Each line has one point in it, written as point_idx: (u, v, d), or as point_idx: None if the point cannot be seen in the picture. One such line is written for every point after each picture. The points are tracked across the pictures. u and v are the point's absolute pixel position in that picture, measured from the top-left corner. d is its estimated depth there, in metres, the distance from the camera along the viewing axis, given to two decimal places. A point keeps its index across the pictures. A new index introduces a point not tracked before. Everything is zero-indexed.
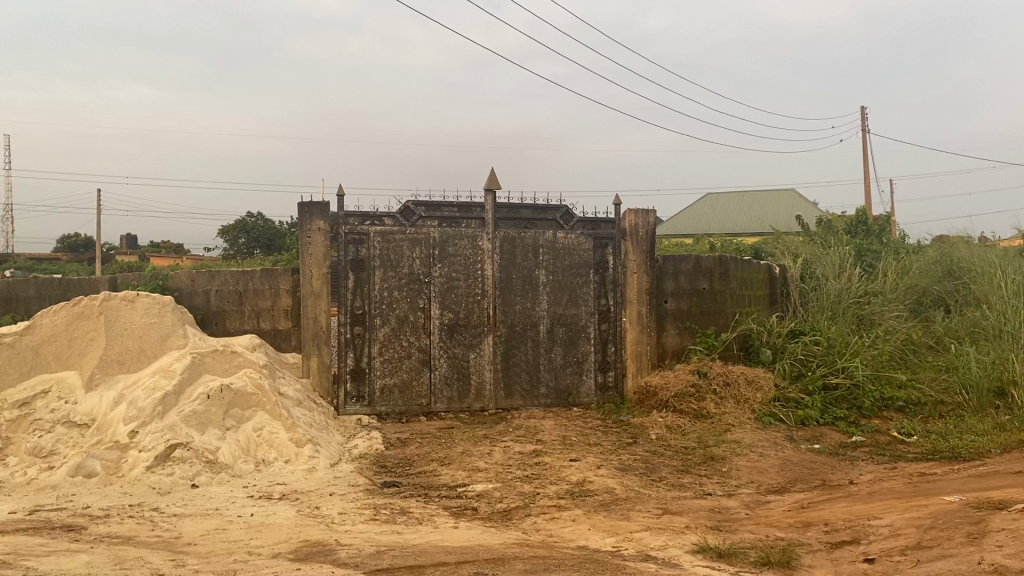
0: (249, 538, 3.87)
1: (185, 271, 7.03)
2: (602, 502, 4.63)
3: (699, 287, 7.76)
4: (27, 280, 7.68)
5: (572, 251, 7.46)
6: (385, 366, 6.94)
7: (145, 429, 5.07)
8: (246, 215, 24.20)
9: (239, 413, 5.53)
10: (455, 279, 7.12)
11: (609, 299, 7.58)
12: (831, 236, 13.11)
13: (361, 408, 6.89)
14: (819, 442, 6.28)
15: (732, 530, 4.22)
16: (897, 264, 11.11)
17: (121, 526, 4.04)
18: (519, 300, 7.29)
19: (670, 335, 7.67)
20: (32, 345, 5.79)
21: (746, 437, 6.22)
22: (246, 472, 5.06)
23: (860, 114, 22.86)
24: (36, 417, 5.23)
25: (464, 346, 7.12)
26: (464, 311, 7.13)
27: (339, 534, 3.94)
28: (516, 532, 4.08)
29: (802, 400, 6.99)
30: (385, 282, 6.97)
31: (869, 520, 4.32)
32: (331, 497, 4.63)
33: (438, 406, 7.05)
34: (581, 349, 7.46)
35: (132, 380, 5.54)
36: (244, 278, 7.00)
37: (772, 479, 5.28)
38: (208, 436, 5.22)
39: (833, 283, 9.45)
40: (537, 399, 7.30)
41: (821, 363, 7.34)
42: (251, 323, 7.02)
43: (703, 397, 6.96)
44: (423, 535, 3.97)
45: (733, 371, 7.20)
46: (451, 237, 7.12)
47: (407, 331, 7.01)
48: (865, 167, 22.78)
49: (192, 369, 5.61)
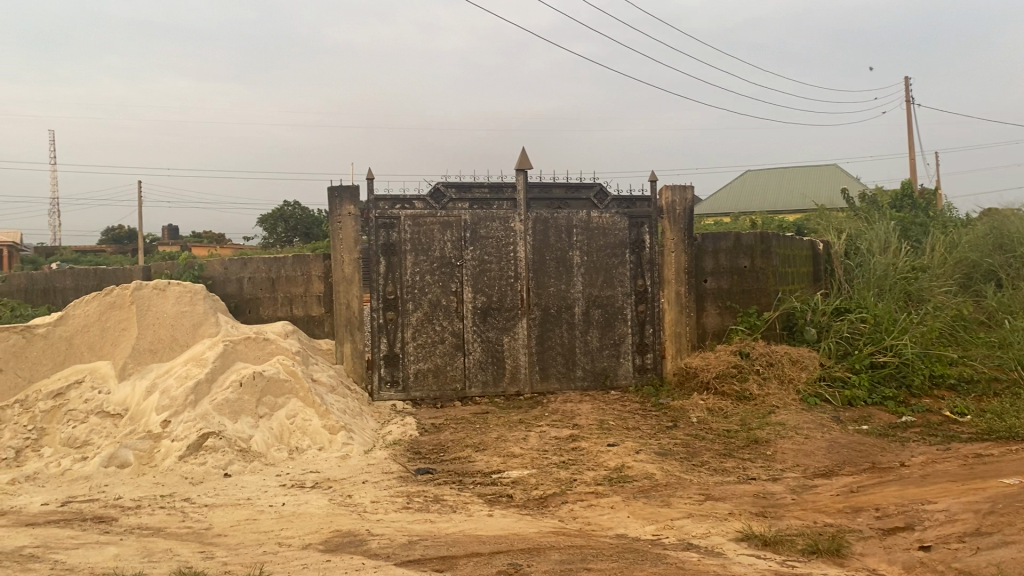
0: (279, 529, 3.80)
1: (218, 260, 7.01)
2: (641, 488, 4.48)
3: (739, 265, 7.52)
4: (64, 272, 7.75)
5: (606, 230, 7.26)
6: (419, 351, 6.85)
7: (177, 418, 5.04)
8: (285, 203, 24.09)
9: (272, 400, 5.47)
10: (487, 262, 6.99)
11: (646, 279, 7.37)
12: (877, 210, 12.76)
13: (396, 394, 6.81)
14: (868, 423, 6.05)
15: (777, 517, 4.05)
16: (945, 239, 10.75)
17: (151, 517, 3.99)
18: (554, 283, 7.14)
19: (710, 315, 7.47)
20: (65, 336, 5.78)
21: (791, 418, 6.02)
22: (278, 460, 5.00)
23: (905, 82, 22.23)
24: (70, 408, 5.22)
25: (498, 330, 6.99)
26: (498, 294, 7.00)
27: (371, 524, 3.84)
28: (552, 521, 3.95)
29: (849, 379, 6.76)
30: (417, 265, 6.86)
31: (924, 505, 4.12)
32: (364, 484, 4.54)
33: (473, 390, 6.94)
34: (618, 331, 7.28)
35: (165, 369, 5.51)
36: (276, 264, 6.96)
37: (819, 463, 5.08)
38: (241, 424, 5.16)
39: (879, 259, 9.15)
40: (573, 382, 7.16)
41: (868, 341, 7.12)
42: (284, 310, 6.96)
43: (745, 377, 6.76)
44: (456, 524, 3.86)
45: (776, 350, 6.97)
46: (483, 220, 6.98)
47: (440, 315, 6.90)
48: (911, 140, 22.19)
49: (225, 357, 5.56)
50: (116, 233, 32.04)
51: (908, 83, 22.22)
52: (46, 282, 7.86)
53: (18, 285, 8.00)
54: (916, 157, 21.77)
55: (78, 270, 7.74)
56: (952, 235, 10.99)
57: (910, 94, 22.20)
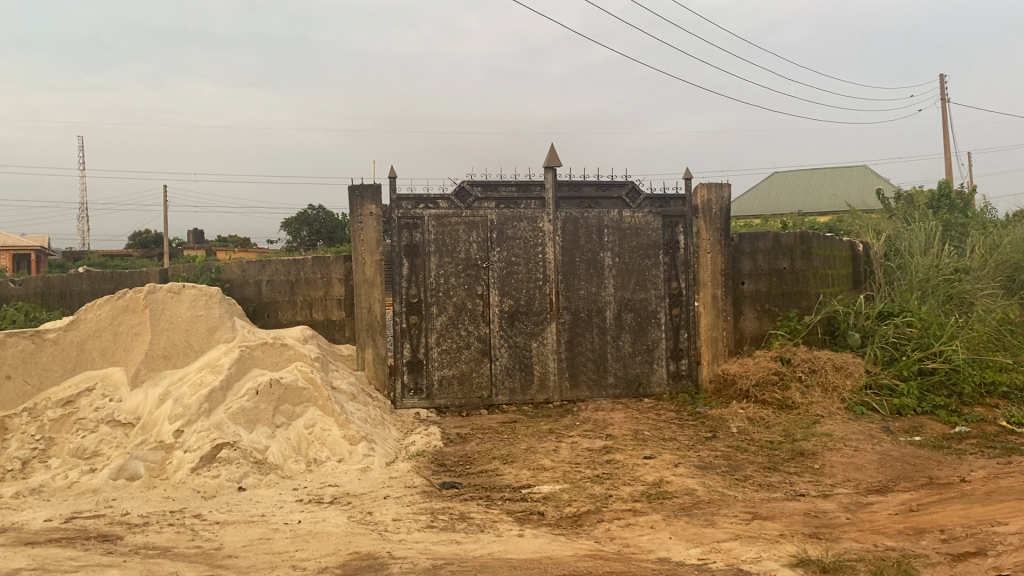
0: (294, 550, 3.52)
1: (237, 262, 6.85)
2: (682, 505, 4.17)
3: (779, 267, 7.18)
4: (80, 274, 7.59)
5: (639, 230, 6.96)
6: (444, 357, 6.57)
7: (190, 428, 4.80)
8: (308, 207, 23.94)
9: (290, 409, 5.22)
10: (515, 264, 6.70)
11: (681, 281, 7.04)
12: (915, 211, 12.34)
13: (420, 401, 6.54)
14: (920, 434, 5.69)
15: (833, 539, 3.72)
16: (985, 240, 10.34)
17: (159, 535, 3.74)
18: (584, 285, 6.84)
19: (748, 320, 7.14)
20: (76, 341, 5.55)
21: (838, 429, 5.67)
22: (296, 473, 4.75)
23: (939, 79, 21.69)
24: (80, 416, 5.00)
25: (526, 335, 6.70)
26: (525, 298, 6.70)
27: (392, 545, 3.56)
28: (588, 542, 3.65)
29: (896, 387, 6.39)
30: (441, 267, 6.58)
31: (994, 527, 3.76)
32: (385, 500, 4.26)
33: (499, 398, 6.66)
34: (652, 335, 6.96)
35: (179, 376, 5.28)
36: (295, 267, 6.72)
37: (872, 478, 4.73)
38: (257, 435, 4.92)
39: (920, 260, 8.78)
40: (605, 389, 6.85)
41: (916, 347, 6.76)
42: (304, 314, 6.71)
43: (787, 385, 6.41)
44: (484, 546, 3.57)
45: (819, 356, 6.62)
46: (510, 220, 6.69)
47: (466, 319, 6.61)
48: (945, 140, 21.68)
49: (241, 363, 5.32)
50: (144, 237, 32.10)
51: (942, 82, 21.72)
52: (62, 286, 7.69)
53: (34, 288, 7.82)
54: (952, 157, 21.27)
55: (95, 273, 7.55)
56: (992, 237, 10.57)
57: (945, 92, 21.70)
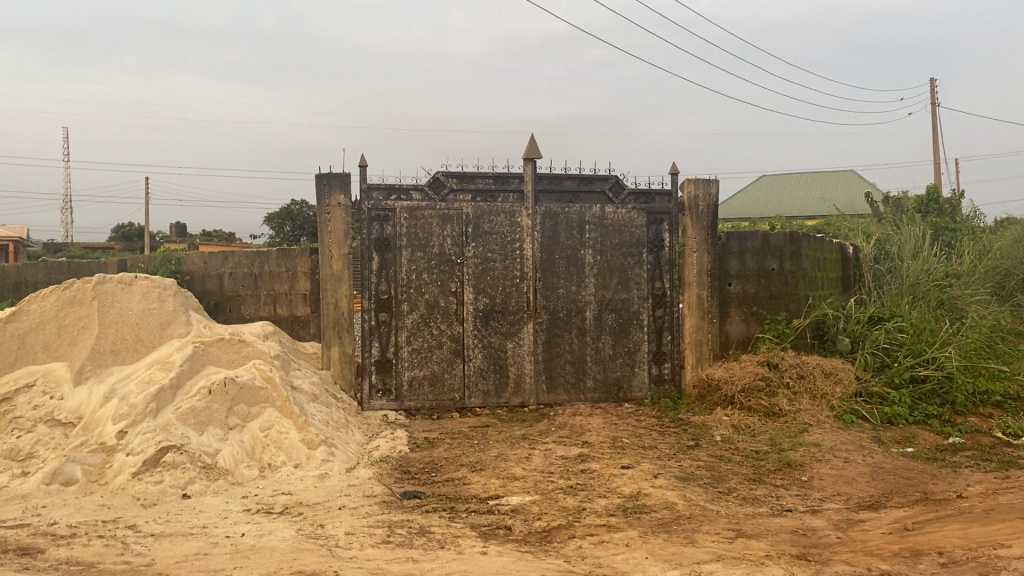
0: (232, 568, 3.18)
1: (198, 254, 6.48)
2: (660, 520, 3.86)
3: (767, 268, 6.90)
4: (36, 264, 7.22)
5: (621, 227, 6.65)
6: (414, 357, 6.25)
7: (135, 429, 4.46)
8: (293, 202, 23.45)
9: (245, 410, 4.88)
10: (491, 260, 6.38)
11: (665, 281, 6.74)
12: (904, 215, 12.13)
13: (388, 403, 6.21)
14: (912, 445, 5.40)
15: (823, 561, 3.42)
16: (974, 245, 10.09)
17: (85, 549, 3.39)
18: (564, 284, 6.53)
19: (733, 323, 6.85)
20: (18, 333, 5.20)
21: (826, 439, 5.39)
22: (247, 479, 4.41)
23: (929, 83, 21.56)
24: (16, 415, 4.65)
25: (502, 335, 6.38)
26: (501, 296, 6.38)
27: (341, 564, 3.23)
28: (556, 562, 3.33)
29: (887, 395, 6.12)
30: (413, 262, 6.26)
31: (996, 551, 3.47)
32: (340, 511, 3.93)
33: (472, 401, 6.33)
34: (633, 337, 6.66)
35: (126, 373, 4.94)
36: (259, 259, 6.38)
37: (863, 492, 4.43)
38: (207, 437, 4.58)
39: (911, 264, 8.53)
40: (583, 393, 6.54)
41: (908, 354, 6.49)
42: (267, 309, 6.38)
43: (774, 392, 6.11)
44: (442, 566, 3.24)
45: (808, 362, 6.32)
46: (487, 213, 6.37)
47: (438, 317, 6.29)
48: (934, 145, 21.51)
49: (194, 360, 4.98)
50: (128, 230, 31.59)
51: (931, 87, 21.55)
52: (17, 276, 7.31)
53: None
54: (940, 162, 21.11)
55: (51, 263, 7.18)
56: (981, 242, 10.33)
57: (935, 98, 21.56)
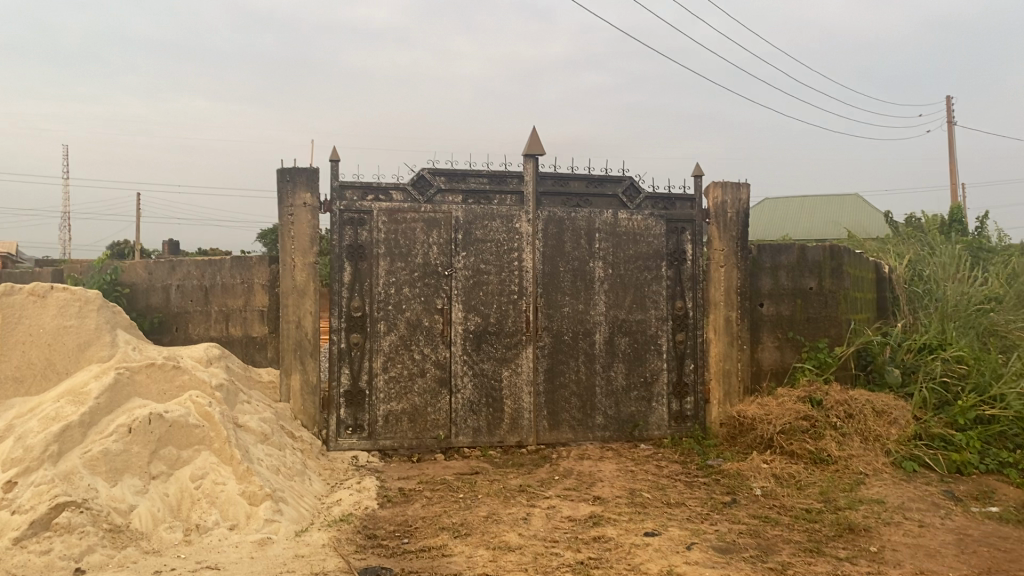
0: None
1: (142, 263, 5.65)
2: None
3: (803, 287, 6.00)
4: None
5: (637, 237, 5.73)
6: (391, 388, 5.29)
7: (26, 479, 3.49)
8: None
9: (173, 454, 3.93)
10: (484, 272, 5.44)
11: (687, 301, 5.81)
12: (932, 233, 11.23)
13: (360, 442, 5.25)
14: (994, 502, 4.43)
15: None
16: (1006, 268, 9.17)
17: None
18: (569, 302, 5.59)
19: (766, 349, 5.93)
20: None
21: (889, 494, 4.42)
22: (166, 546, 3.44)
23: (946, 102, 20.77)
24: None
25: (496, 362, 5.43)
26: (496, 315, 5.44)
27: None
28: None
29: (952, 438, 5.15)
30: (391, 274, 5.32)
31: None
32: None
33: (459, 440, 5.37)
34: (650, 366, 5.71)
35: (30, 407, 3.98)
36: (211, 269, 5.50)
37: (955, 571, 3.46)
38: (120, 490, 3.61)
39: (952, 285, 7.58)
40: (591, 432, 5.58)
41: (970, 389, 5.53)
42: (218, 328, 5.47)
43: (820, 434, 5.15)
44: None
45: (856, 398, 5.37)
46: (480, 218, 5.45)
47: (421, 340, 5.34)
48: (951, 163, 20.68)
49: (114, 391, 4.03)
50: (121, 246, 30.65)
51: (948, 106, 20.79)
52: None
53: None
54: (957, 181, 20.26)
55: None
56: (1014, 264, 9.41)
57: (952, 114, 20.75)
